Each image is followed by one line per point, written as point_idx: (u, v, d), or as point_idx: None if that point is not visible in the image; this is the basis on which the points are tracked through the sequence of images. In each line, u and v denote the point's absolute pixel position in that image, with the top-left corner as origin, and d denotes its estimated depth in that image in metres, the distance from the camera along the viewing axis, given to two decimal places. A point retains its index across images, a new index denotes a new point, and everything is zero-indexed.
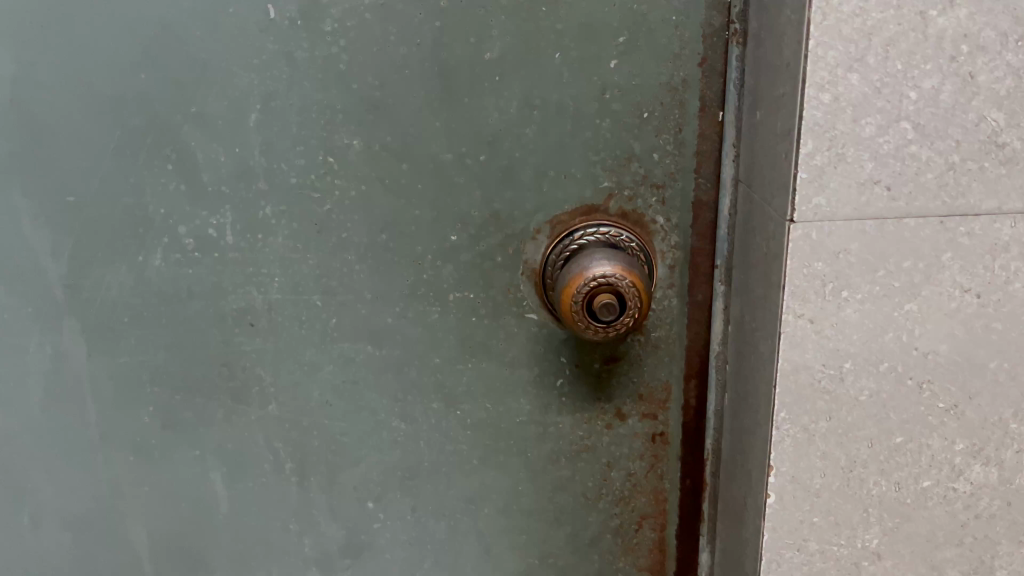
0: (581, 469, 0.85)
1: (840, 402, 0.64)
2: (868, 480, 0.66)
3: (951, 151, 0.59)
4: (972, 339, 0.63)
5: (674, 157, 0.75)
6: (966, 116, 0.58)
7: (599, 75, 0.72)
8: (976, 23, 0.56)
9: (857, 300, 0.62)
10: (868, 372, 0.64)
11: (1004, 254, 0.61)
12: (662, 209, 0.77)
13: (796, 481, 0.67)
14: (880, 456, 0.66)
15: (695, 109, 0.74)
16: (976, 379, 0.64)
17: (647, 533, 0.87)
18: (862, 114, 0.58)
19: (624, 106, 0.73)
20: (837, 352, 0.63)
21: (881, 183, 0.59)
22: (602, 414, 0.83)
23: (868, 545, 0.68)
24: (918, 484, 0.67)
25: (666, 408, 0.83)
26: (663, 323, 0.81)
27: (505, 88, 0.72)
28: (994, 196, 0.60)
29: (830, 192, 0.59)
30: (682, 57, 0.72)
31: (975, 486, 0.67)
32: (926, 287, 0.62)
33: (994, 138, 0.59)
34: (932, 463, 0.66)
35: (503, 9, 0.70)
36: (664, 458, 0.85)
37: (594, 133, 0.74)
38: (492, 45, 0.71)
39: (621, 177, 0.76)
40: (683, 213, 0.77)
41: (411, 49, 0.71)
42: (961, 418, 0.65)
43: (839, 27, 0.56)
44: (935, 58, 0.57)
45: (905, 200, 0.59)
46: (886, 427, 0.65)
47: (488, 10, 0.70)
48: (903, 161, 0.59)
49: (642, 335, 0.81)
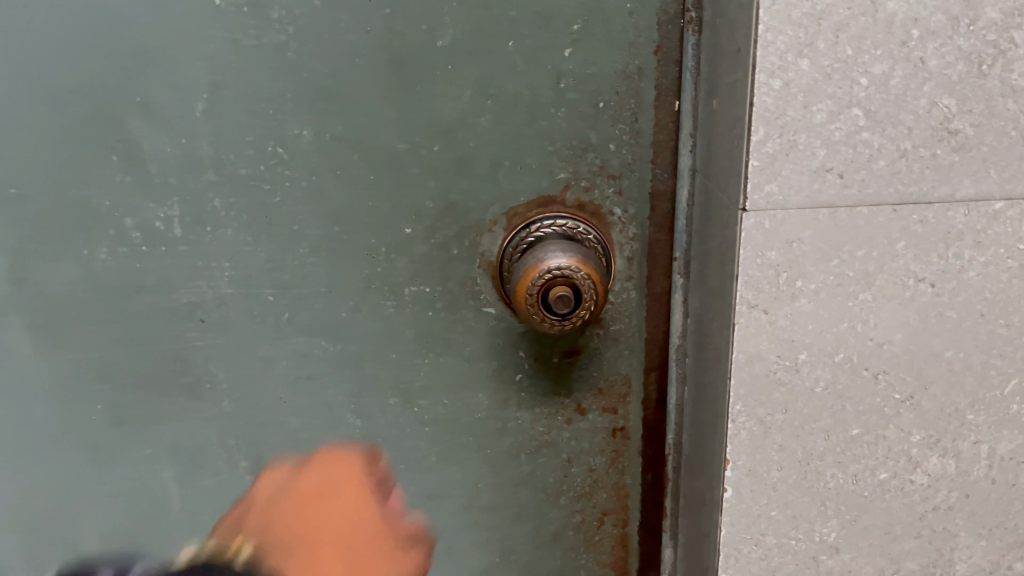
0: (542, 465, 0.85)
1: (796, 394, 0.63)
2: (824, 473, 0.66)
3: (903, 138, 0.57)
4: (927, 328, 0.62)
5: (630, 147, 0.75)
6: (918, 102, 0.56)
7: (554, 64, 0.71)
8: (927, 7, 0.54)
9: (811, 290, 0.60)
10: (824, 363, 0.62)
11: (958, 241, 0.60)
12: (620, 201, 0.77)
13: (752, 474, 0.65)
14: (836, 448, 0.65)
15: (650, 98, 0.74)
16: (931, 368, 0.63)
17: (608, 527, 0.88)
18: (812, 100, 0.56)
19: (580, 95, 0.73)
20: (792, 342, 0.62)
21: (834, 170, 0.58)
22: (561, 411, 0.83)
23: (825, 538, 0.68)
24: (875, 476, 0.66)
25: (626, 401, 0.83)
26: (621, 316, 0.80)
27: (458, 76, 0.71)
28: (947, 183, 0.58)
29: (783, 180, 0.57)
30: (637, 45, 0.72)
31: (932, 477, 0.66)
32: (880, 276, 0.60)
33: (946, 124, 0.57)
34: (888, 455, 0.65)
35: None
36: (625, 453, 0.85)
37: (550, 123, 0.73)
38: (445, 32, 0.70)
39: (577, 168, 0.75)
40: (640, 204, 0.77)
41: (360, 36, 0.70)
42: (918, 409, 0.64)
43: (789, 12, 0.54)
44: (885, 43, 0.55)
45: (858, 188, 0.58)
46: (842, 418, 0.64)
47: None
48: (856, 148, 0.57)
49: (600, 328, 0.80)
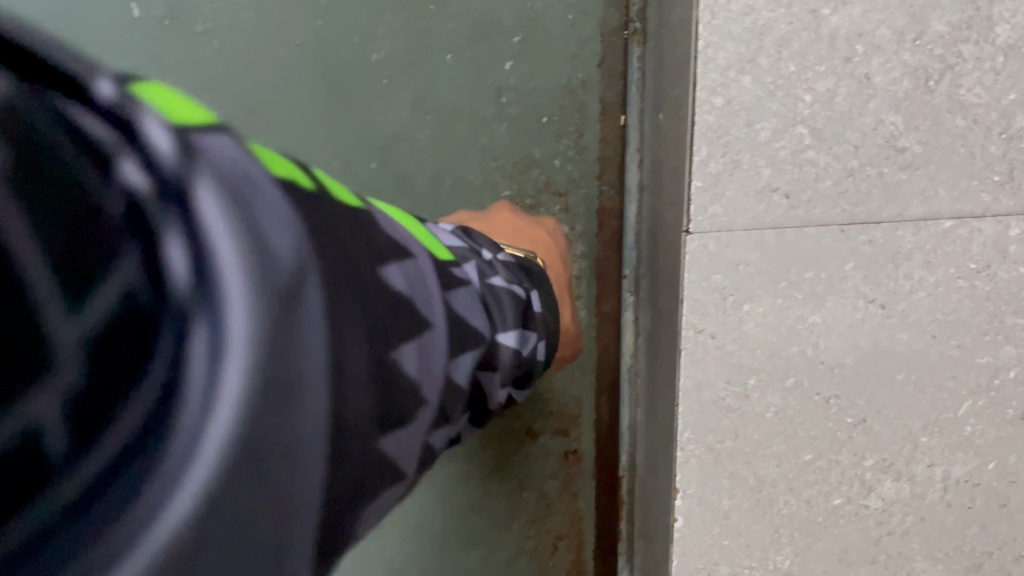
0: (491, 490, 0.79)
1: (746, 420, 0.61)
2: (777, 500, 0.63)
3: (849, 156, 0.55)
4: (877, 350, 0.59)
5: (576, 163, 0.71)
6: (863, 119, 0.55)
7: (494, 77, 0.69)
8: (871, 22, 0.53)
9: (759, 313, 0.59)
10: (774, 388, 0.60)
11: (907, 262, 0.57)
12: (567, 216, 0.72)
13: (704, 503, 0.63)
14: (789, 474, 0.62)
15: (595, 112, 0.70)
16: (883, 391, 0.60)
17: (562, 556, 0.81)
18: (756, 118, 0.55)
19: (522, 110, 0.70)
20: (741, 367, 0.60)
21: (779, 190, 0.56)
22: (511, 432, 0.78)
23: (780, 567, 0.64)
24: (828, 502, 0.63)
25: (578, 423, 0.78)
26: None
27: (394, 91, 0.69)
28: (895, 203, 0.56)
29: (728, 201, 0.57)
30: (580, 57, 0.69)
31: (886, 502, 0.63)
32: (830, 298, 0.58)
33: (893, 142, 0.55)
34: (841, 480, 0.62)
35: (391, 7, 0.68)
36: (578, 476, 0.80)
37: (491, 138, 0.70)
38: (379, 46, 0.68)
39: (521, 185, 0.72)
40: (588, 220, 0.73)
41: (284, 47, 0.68)
42: (870, 433, 0.61)
43: (728, 28, 0.55)
44: (829, 59, 0.54)
45: (804, 208, 0.56)
46: (795, 443, 0.62)
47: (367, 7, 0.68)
48: (801, 167, 0.56)
49: None
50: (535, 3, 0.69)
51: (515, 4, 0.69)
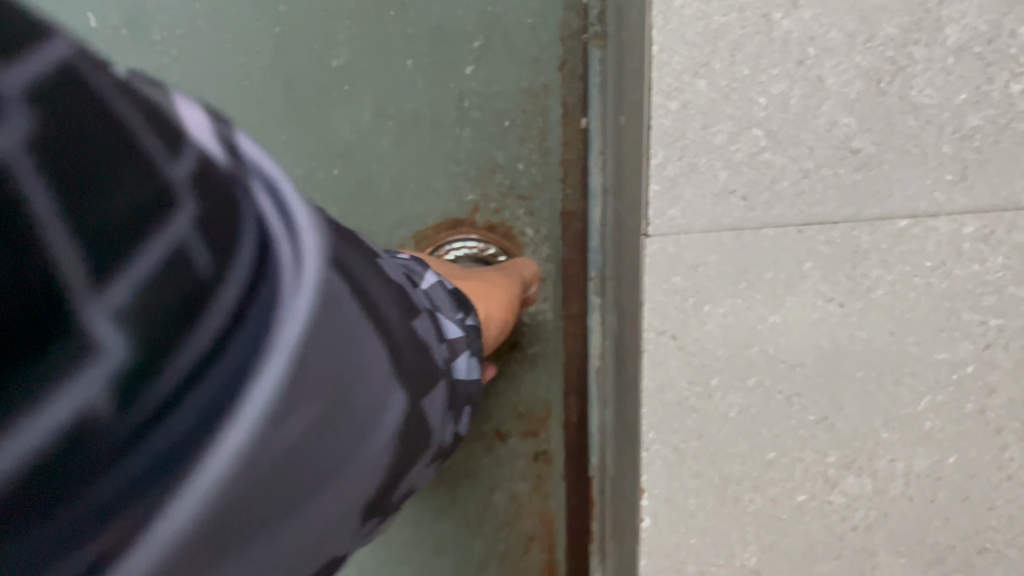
0: (462, 495, 0.82)
1: (709, 420, 0.62)
2: (743, 498, 0.64)
3: (805, 158, 0.56)
4: (837, 349, 0.60)
5: (538, 167, 0.75)
6: (817, 121, 0.56)
7: (454, 82, 0.74)
8: (823, 25, 0.54)
9: (719, 314, 0.60)
10: (736, 388, 0.61)
11: (864, 261, 0.58)
12: (532, 221, 0.76)
13: (670, 503, 0.65)
14: (753, 472, 0.63)
15: (556, 116, 0.74)
16: (845, 390, 0.60)
17: (534, 556, 0.83)
18: (711, 121, 0.57)
19: (483, 114, 0.74)
20: (703, 368, 0.61)
21: (736, 192, 0.58)
22: (481, 435, 0.81)
23: (747, 563, 0.65)
24: (793, 498, 0.63)
25: (547, 425, 0.80)
26: (539, 337, 0.78)
27: (357, 96, 0.75)
28: (851, 203, 0.57)
29: (685, 204, 0.58)
30: (540, 61, 0.73)
31: (850, 497, 0.63)
32: (789, 297, 0.59)
33: (847, 144, 0.56)
34: (805, 477, 0.63)
35: (350, 14, 0.74)
36: (548, 478, 0.81)
37: (453, 143, 0.75)
38: (339, 52, 0.74)
39: (485, 189, 0.76)
40: (553, 224, 0.76)
41: (249, 58, 0.75)
42: (833, 430, 0.61)
43: (683, 32, 0.56)
44: (781, 63, 0.55)
45: (762, 210, 0.58)
46: (758, 442, 0.62)
47: (330, 19, 0.74)
48: (757, 169, 0.57)
49: (517, 350, 0.78)
50: (492, 8, 0.72)
51: (473, 10, 0.72)
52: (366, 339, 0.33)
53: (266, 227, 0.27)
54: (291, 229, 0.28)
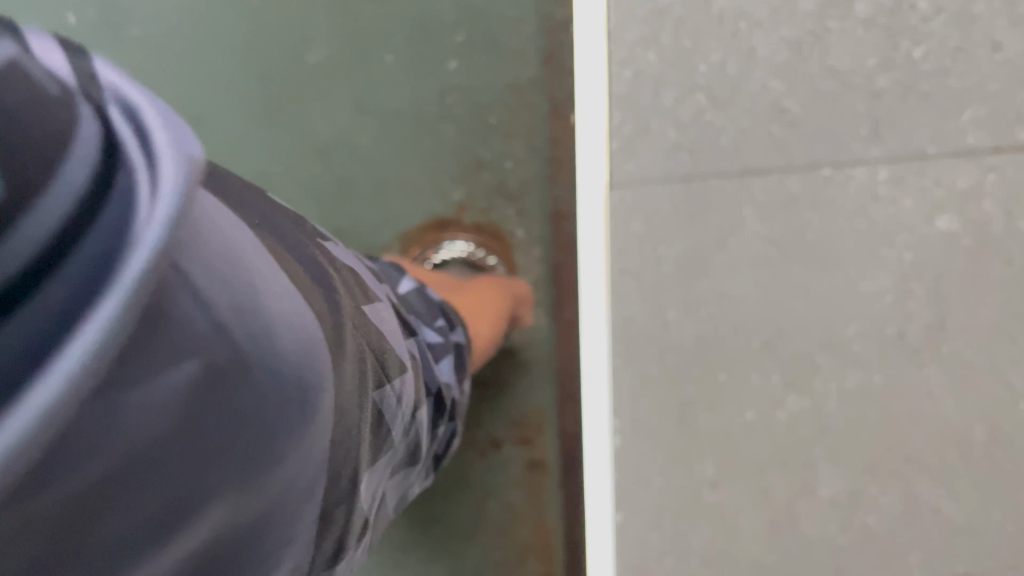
0: (457, 502, 0.91)
1: (667, 347, 0.72)
2: (698, 416, 0.73)
3: (741, 117, 0.65)
4: (776, 283, 0.69)
5: (526, 165, 0.83)
6: (751, 83, 0.64)
7: (437, 77, 0.81)
8: (752, 6, 0.63)
9: (672, 254, 0.69)
10: (689, 319, 0.70)
11: (797, 206, 0.67)
12: (520, 221, 0.85)
13: (636, 423, 0.75)
14: (707, 394, 0.73)
15: (545, 112, 0.81)
16: (784, 320, 0.70)
17: (532, 565, 0.93)
18: (660, 88, 0.65)
19: (464, 107, 0.82)
20: (660, 304, 0.70)
21: (684, 148, 0.66)
22: (475, 443, 0.90)
23: (704, 474, 0.75)
24: (743, 416, 0.73)
25: (541, 435, 0.89)
26: (531, 347, 0.87)
27: (336, 93, 0.82)
28: (780, 154, 0.66)
29: (640, 160, 0.67)
30: (523, 55, 0.80)
31: (792, 413, 0.73)
32: (733, 238, 0.68)
33: (777, 104, 0.65)
34: (753, 397, 0.73)
35: (325, 13, 0.80)
36: (543, 487, 0.91)
37: (436, 138, 0.83)
38: (316, 50, 0.81)
39: (472, 186, 0.84)
40: (541, 222, 0.84)
41: (223, 55, 0.82)
42: (773, 354, 0.71)
43: (634, 11, 0.65)
44: (719, 36, 0.64)
45: (707, 163, 0.66)
46: (709, 366, 0.72)
47: (313, 23, 0.81)
48: (700, 127, 0.65)
49: (511, 359, 0.88)
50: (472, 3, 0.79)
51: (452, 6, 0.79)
52: (267, 344, 0.26)
53: (122, 151, 0.22)
54: (159, 167, 0.22)
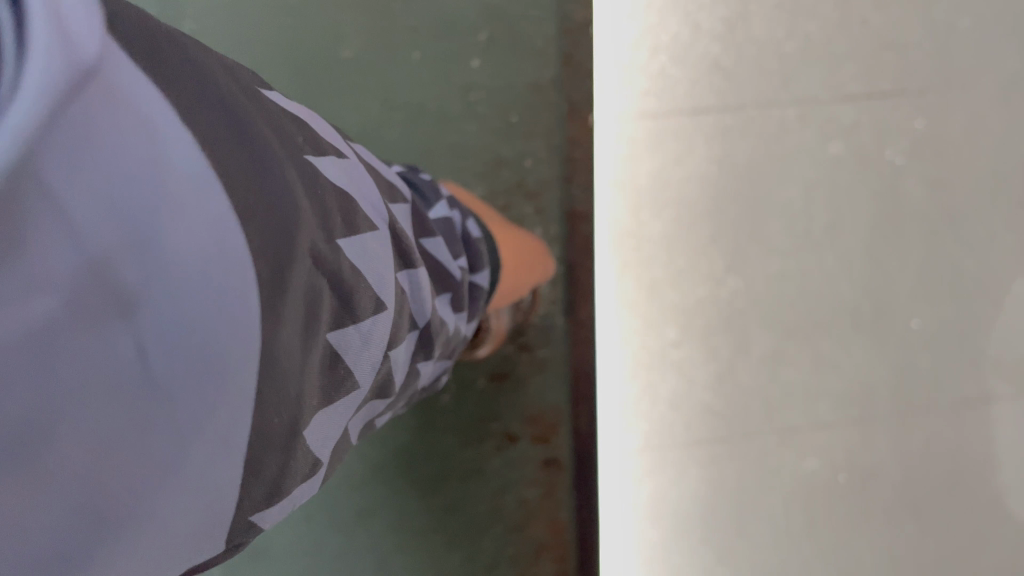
0: (478, 494, 1.08)
1: (642, 237, 1.02)
2: (665, 292, 1.02)
3: (690, 71, 0.98)
4: (719, 191, 0.99)
5: (542, 162, 1.05)
6: (697, 47, 0.97)
7: (463, 79, 1.04)
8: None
9: (645, 167, 1.00)
10: (656, 216, 1.01)
11: (731, 131, 0.98)
12: (539, 220, 1.06)
13: (619, 299, 1.04)
14: (670, 274, 1.02)
15: (560, 111, 1.03)
16: (724, 219, 1.00)
17: (545, 561, 1.08)
18: (637, 46, 0.99)
19: (486, 103, 1.04)
20: (636, 203, 1.01)
21: (651, 92, 0.99)
22: (494, 438, 1.08)
23: (667, 336, 1.03)
24: (696, 293, 1.02)
25: (556, 433, 1.08)
26: (548, 341, 1.08)
27: (373, 90, 1.04)
28: (717, 97, 0.98)
29: (623, 97, 1.01)
30: (538, 55, 1.03)
31: (733, 289, 1.01)
32: (689, 160, 0.99)
33: (714, 61, 0.98)
34: (705, 277, 1.01)
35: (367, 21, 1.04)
36: (557, 482, 1.08)
37: (460, 133, 1.04)
38: (351, 49, 1.04)
39: (493, 180, 1.06)
40: (555, 223, 1.06)
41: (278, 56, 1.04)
42: (717, 244, 1.00)
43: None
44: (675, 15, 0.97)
45: (669, 101, 0.99)
46: (671, 253, 1.01)
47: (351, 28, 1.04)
48: (663, 76, 0.98)
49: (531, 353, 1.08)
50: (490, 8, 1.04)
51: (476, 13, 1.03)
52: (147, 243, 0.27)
53: None
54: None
